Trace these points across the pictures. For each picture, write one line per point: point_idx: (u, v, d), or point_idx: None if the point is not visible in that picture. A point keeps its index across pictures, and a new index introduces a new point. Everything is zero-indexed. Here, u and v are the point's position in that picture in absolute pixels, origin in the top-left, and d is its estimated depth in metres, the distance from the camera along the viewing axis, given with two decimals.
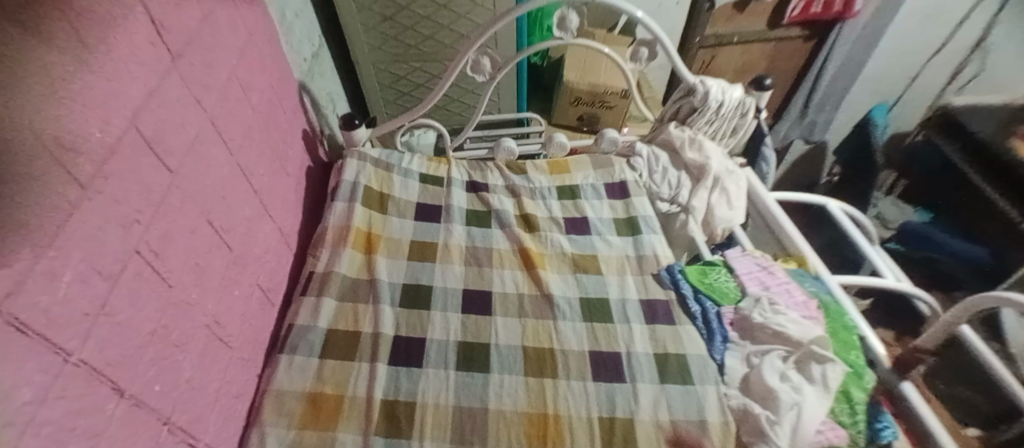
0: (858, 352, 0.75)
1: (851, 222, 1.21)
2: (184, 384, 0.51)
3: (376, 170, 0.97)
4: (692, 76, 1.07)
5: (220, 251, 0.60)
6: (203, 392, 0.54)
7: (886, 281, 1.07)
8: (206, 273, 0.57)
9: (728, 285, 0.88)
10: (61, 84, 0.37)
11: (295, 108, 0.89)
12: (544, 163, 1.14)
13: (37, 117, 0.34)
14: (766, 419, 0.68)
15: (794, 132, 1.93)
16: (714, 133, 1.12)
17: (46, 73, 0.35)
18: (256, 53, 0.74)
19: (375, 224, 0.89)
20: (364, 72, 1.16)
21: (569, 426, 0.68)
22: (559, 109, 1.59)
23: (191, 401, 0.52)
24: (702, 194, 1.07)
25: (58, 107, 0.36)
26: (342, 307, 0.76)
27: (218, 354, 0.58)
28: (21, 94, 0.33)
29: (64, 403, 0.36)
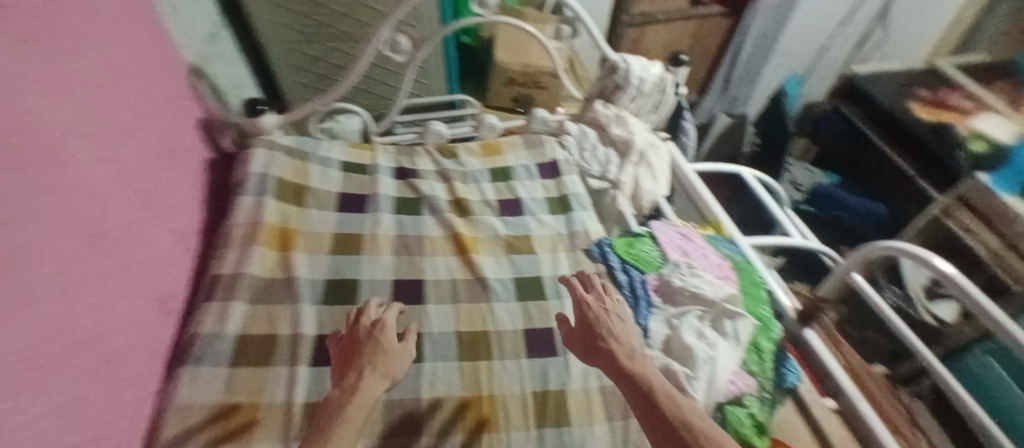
0: (765, 306, 0.87)
1: (762, 189, 1.29)
2: (60, 411, 0.44)
3: (289, 160, 0.91)
4: (614, 53, 1.11)
5: (92, 258, 0.54)
6: (83, 416, 0.48)
7: (795, 240, 1.16)
8: (75, 286, 0.50)
9: (651, 254, 0.94)
10: None
11: (186, 95, 0.82)
12: (476, 146, 1.12)
13: None
14: (685, 375, 0.74)
15: (716, 106, 2.07)
16: (637, 110, 1.15)
17: None
18: (131, 36, 0.66)
19: (290, 219, 0.83)
20: (275, 54, 1.09)
21: (503, 406, 0.70)
22: (492, 90, 1.57)
23: (70, 429, 0.46)
24: (630, 169, 1.11)
25: None
26: (255, 310, 0.70)
27: (99, 374, 0.52)
28: None
29: None
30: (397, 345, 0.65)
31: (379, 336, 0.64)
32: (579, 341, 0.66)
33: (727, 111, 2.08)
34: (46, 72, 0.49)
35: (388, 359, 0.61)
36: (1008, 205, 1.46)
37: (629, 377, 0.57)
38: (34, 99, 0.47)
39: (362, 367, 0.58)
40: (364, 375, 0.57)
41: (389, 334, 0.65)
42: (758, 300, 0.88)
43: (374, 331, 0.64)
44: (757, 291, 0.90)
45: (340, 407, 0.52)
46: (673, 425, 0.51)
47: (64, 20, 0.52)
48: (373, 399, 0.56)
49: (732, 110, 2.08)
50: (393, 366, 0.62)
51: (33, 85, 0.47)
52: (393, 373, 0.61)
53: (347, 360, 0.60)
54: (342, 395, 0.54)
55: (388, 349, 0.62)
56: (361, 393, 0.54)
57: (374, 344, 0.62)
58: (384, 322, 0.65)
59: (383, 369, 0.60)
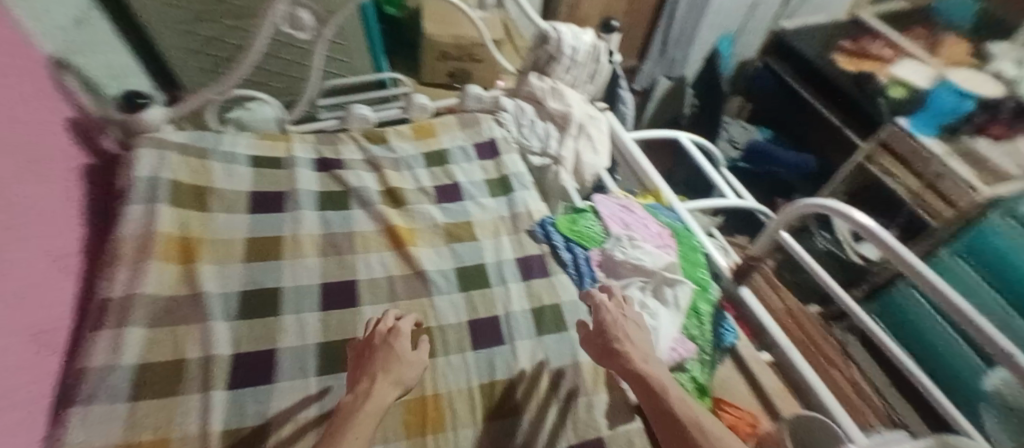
0: (703, 269, 0.89)
1: (699, 152, 1.30)
2: None
3: (185, 160, 0.82)
4: (544, 21, 1.05)
5: None
6: None
7: (731, 201, 1.19)
8: None
9: (594, 229, 0.92)
10: None
11: (48, 89, 0.70)
12: (407, 129, 1.05)
13: None
14: None
15: (657, 71, 2.04)
16: (574, 81, 1.12)
17: None
18: None
19: (193, 227, 0.75)
20: (163, 36, 0.96)
21: (448, 403, 0.68)
22: (424, 66, 1.48)
23: None
24: (570, 143, 1.08)
25: None
26: (157, 334, 0.64)
27: None
28: None
29: None
30: (412, 352, 0.63)
31: (395, 345, 0.62)
32: (594, 346, 0.66)
33: (667, 75, 2.06)
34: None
35: (400, 365, 0.60)
36: (928, 146, 1.48)
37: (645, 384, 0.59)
38: None
39: (374, 374, 0.58)
40: (370, 384, 0.56)
41: (403, 343, 0.63)
42: (696, 264, 0.89)
43: (390, 338, 0.63)
44: (696, 255, 0.92)
45: (351, 417, 0.52)
46: (686, 429, 0.53)
47: None
48: (383, 407, 0.55)
49: (672, 74, 2.06)
50: (406, 372, 0.60)
51: None
52: (408, 381, 0.60)
53: (363, 368, 0.60)
54: (355, 402, 0.55)
55: (400, 355, 0.61)
56: (372, 400, 0.55)
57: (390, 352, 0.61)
58: (398, 329, 0.63)
59: (394, 375, 0.58)
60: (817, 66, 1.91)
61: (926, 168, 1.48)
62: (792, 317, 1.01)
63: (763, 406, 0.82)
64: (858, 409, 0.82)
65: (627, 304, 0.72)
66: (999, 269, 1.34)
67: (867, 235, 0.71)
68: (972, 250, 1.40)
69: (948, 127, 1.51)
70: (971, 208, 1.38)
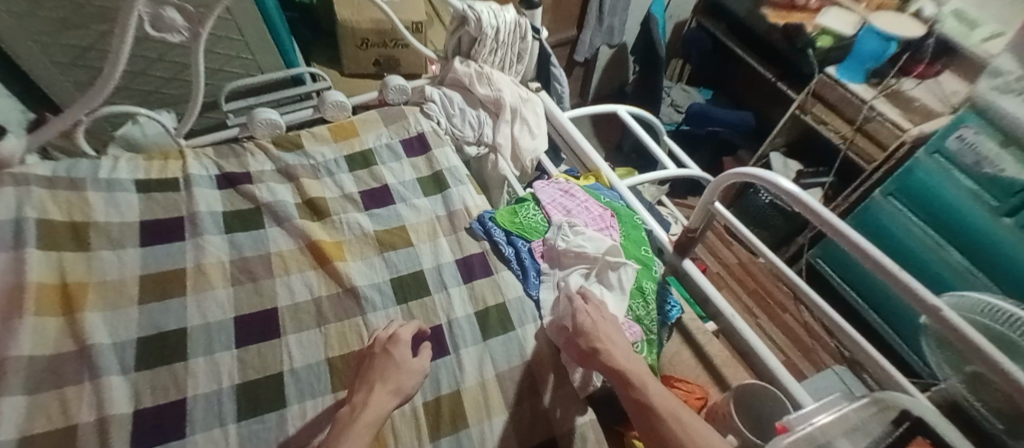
0: (646, 246, 0.86)
1: (639, 124, 1.27)
2: None
3: (57, 194, 0.71)
4: (459, 1, 0.97)
5: None
6: None
7: (672, 171, 1.18)
8: None
9: (536, 219, 0.89)
10: None
11: None
12: (325, 130, 0.97)
13: None
14: None
15: (597, 40, 1.96)
16: (501, 63, 1.06)
17: None
18: None
19: (72, 270, 0.66)
20: (17, 53, 0.82)
21: (390, 428, 0.64)
22: (345, 55, 1.37)
23: None
24: (504, 128, 1.03)
25: None
26: (38, 400, 0.55)
27: None
28: None
29: None
30: (415, 359, 0.62)
31: (397, 356, 0.60)
32: (575, 350, 0.65)
33: (607, 43, 2.01)
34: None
35: (398, 373, 0.59)
36: (856, 92, 1.53)
37: (623, 378, 0.58)
38: None
39: (373, 384, 0.57)
40: (373, 390, 0.56)
41: (405, 353, 0.61)
42: (639, 243, 0.87)
43: (390, 349, 0.61)
44: (639, 233, 0.90)
45: (349, 425, 0.52)
46: (663, 417, 0.52)
47: None
48: (382, 416, 0.54)
49: (611, 42, 2.02)
50: (405, 380, 0.59)
51: None
52: (406, 390, 0.58)
53: (373, 376, 0.58)
54: (352, 412, 0.54)
55: (399, 363, 0.59)
56: (370, 409, 0.54)
57: (391, 360, 0.60)
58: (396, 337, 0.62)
59: (393, 384, 0.58)
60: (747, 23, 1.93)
61: (856, 113, 1.53)
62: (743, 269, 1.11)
63: (711, 378, 0.83)
64: (812, 350, 0.85)
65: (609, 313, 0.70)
66: (928, 203, 1.38)
67: (801, 207, 0.68)
68: (905, 189, 1.42)
69: (874, 71, 1.53)
70: (898, 147, 1.43)
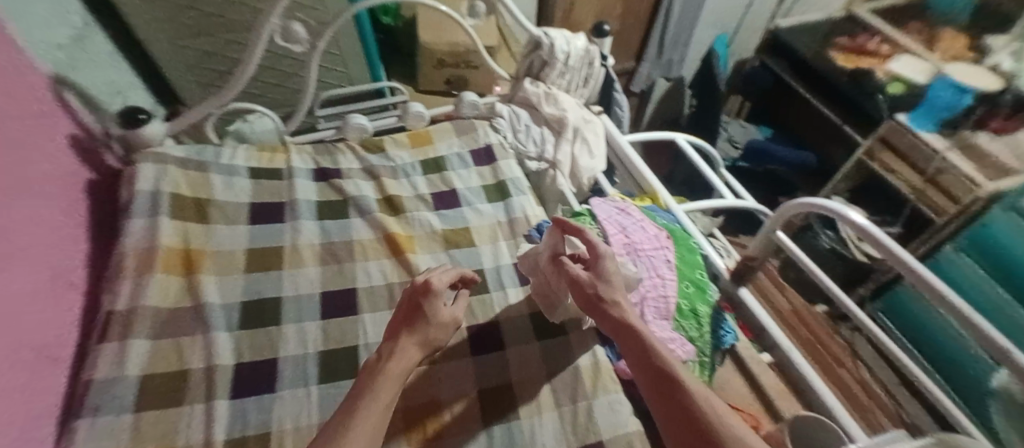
0: (700, 270, 0.87)
1: (697, 153, 1.30)
2: None
3: (184, 173, 0.83)
4: (536, 28, 1.06)
5: None
6: None
7: (729, 201, 1.19)
8: None
9: (592, 233, 0.90)
10: None
11: (46, 103, 0.68)
12: (404, 136, 1.07)
13: None
14: None
15: (654, 72, 2.01)
16: (568, 86, 1.13)
17: None
18: None
19: (195, 240, 0.76)
20: (160, 54, 0.97)
21: (449, 409, 0.69)
22: (421, 73, 1.49)
23: None
24: (565, 147, 1.09)
25: None
26: (160, 345, 0.63)
27: None
28: None
29: None
30: (445, 310, 0.64)
31: (430, 308, 0.62)
32: (582, 295, 0.68)
33: (664, 75, 2.05)
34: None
35: (428, 326, 0.61)
36: (928, 142, 1.46)
37: (639, 338, 0.59)
38: None
39: (398, 335, 0.60)
40: (400, 340, 0.60)
41: (440, 302, 0.63)
42: (694, 266, 0.87)
43: (425, 299, 0.63)
44: (694, 256, 0.90)
45: (381, 370, 0.56)
46: (685, 390, 0.52)
47: None
48: (407, 368, 0.57)
49: (669, 74, 2.06)
50: (433, 333, 0.62)
51: None
52: (436, 343, 0.62)
53: (404, 323, 0.62)
54: (379, 361, 0.57)
55: (431, 315, 0.62)
56: (398, 358, 0.57)
57: (422, 309, 0.62)
58: (434, 287, 0.63)
59: (420, 337, 0.60)
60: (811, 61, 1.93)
61: (927, 163, 1.47)
62: (798, 317, 0.97)
63: (763, 407, 0.81)
64: (867, 409, 0.79)
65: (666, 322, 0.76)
66: (995, 257, 1.34)
67: (880, 249, 0.68)
68: (976, 243, 1.39)
69: (946, 122, 1.49)
70: (973, 201, 1.38)
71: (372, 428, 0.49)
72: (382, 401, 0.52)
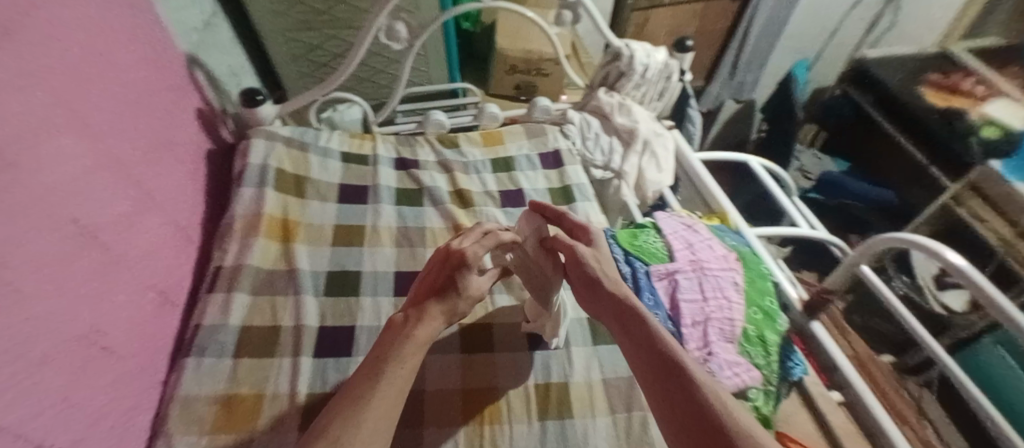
0: (771, 298, 0.83)
1: (771, 178, 1.25)
2: (31, 393, 0.39)
3: (287, 151, 0.91)
4: (617, 39, 1.07)
5: (66, 245, 0.46)
6: (47, 401, 0.41)
7: (802, 230, 1.13)
8: (48, 266, 0.43)
9: (656, 246, 0.89)
10: None
11: (184, 80, 0.78)
12: (477, 135, 1.11)
13: None
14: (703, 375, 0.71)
15: (724, 92, 1.98)
16: (642, 98, 1.14)
17: None
18: (121, 17, 0.61)
19: (291, 210, 0.84)
20: (272, 44, 1.07)
21: (504, 399, 0.70)
22: (494, 78, 1.54)
23: (31, 419, 0.39)
24: (633, 158, 1.10)
25: None
26: (257, 301, 0.69)
27: (69, 352, 0.44)
28: None
29: None
30: (477, 283, 0.59)
31: (462, 278, 0.57)
32: (580, 274, 0.63)
33: (735, 97, 2.00)
34: (24, 42, 0.44)
35: (458, 296, 0.57)
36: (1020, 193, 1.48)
37: (644, 323, 0.53)
38: (20, 93, 0.43)
39: (425, 303, 0.56)
40: (427, 308, 0.55)
41: (473, 272, 0.58)
42: (763, 292, 0.84)
43: (458, 269, 0.57)
44: (765, 283, 0.87)
45: (406, 334, 0.53)
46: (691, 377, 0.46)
47: (54, 26, 0.48)
48: (433, 335, 0.54)
49: (740, 96, 2.00)
50: (462, 303, 0.58)
51: (22, 81, 0.43)
52: (460, 315, 0.58)
53: (430, 293, 0.58)
54: (405, 323, 0.54)
55: (464, 286, 0.57)
56: (422, 325, 0.54)
57: (454, 280, 0.57)
58: (469, 258, 0.58)
59: (449, 306, 0.57)
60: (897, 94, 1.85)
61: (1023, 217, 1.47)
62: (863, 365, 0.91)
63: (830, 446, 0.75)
64: None
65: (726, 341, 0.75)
66: None
67: (984, 301, 0.65)
68: None
69: None
70: None
71: (393, 399, 0.47)
72: (407, 368, 0.49)
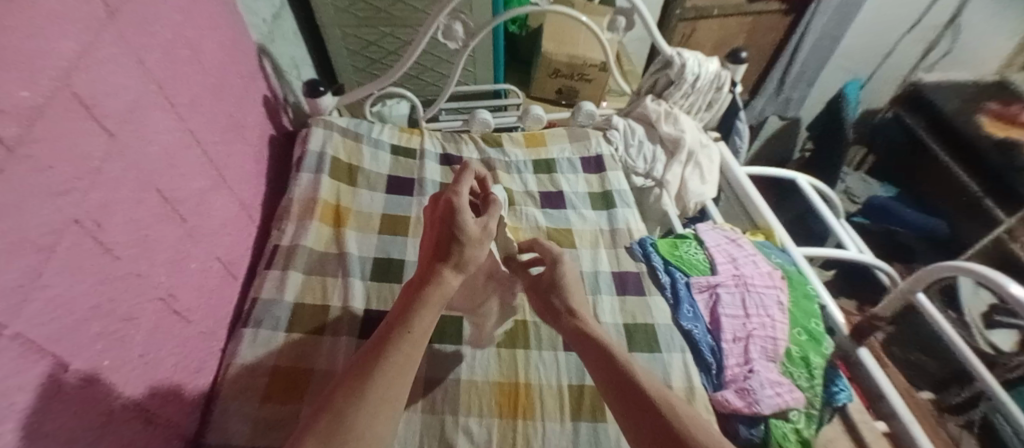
0: (817, 320, 0.81)
1: (819, 197, 1.22)
2: (116, 347, 0.43)
3: (343, 140, 0.95)
4: (669, 47, 1.05)
5: (151, 214, 0.49)
6: (128, 354, 0.45)
7: (848, 253, 1.08)
8: (135, 231, 0.46)
9: (697, 257, 0.88)
10: None
11: (254, 69, 0.82)
12: (520, 136, 1.12)
13: None
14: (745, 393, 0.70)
15: (769, 108, 1.91)
16: (690, 107, 1.12)
17: None
18: (205, 6, 0.65)
19: (343, 197, 0.87)
20: (331, 38, 1.12)
21: (539, 394, 0.70)
22: (537, 81, 1.56)
23: (111, 372, 0.42)
24: (676, 168, 1.08)
25: (27, 121, 0.34)
26: (310, 280, 0.72)
27: (148, 313, 0.48)
28: None
29: None
30: (479, 229, 0.54)
31: (457, 226, 0.53)
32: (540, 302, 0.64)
33: (780, 114, 1.94)
34: (126, 25, 0.48)
35: (464, 246, 0.53)
36: None
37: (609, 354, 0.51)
38: (122, 70, 0.47)
39: (430, 262, 0.53)
40: (433, 267, 0.52)
41: (467, 216, 0.53)
42: (809, 314, 0.82)
43: (450, 219, 0.53)
44: (810, 304, 0.84)
45: (415, 299, 0.49)
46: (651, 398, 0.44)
47: (149, 10, 0.52)
48: (445, 299, 0.50)
49: (785, 114, 1.94)
50: (471, 252, 0.53)
51: (123, 60, 0.47)
52: (471, 264, 0.53)
53: (437, 255, 0.53)
54: (413, 289, 0.51)
55: (463, 232, 0.52)
56: (433, 287, 0.50)
57: (453, 233, 0.52)
58: (456, 203, 0.53)
59: (455, 259, 0.52)
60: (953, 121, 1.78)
61: None
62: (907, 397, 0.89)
63: None
64: None
65: (764, 359, 0.74)
66: None
67: None
68: None
69: None
70: None
71: (400, 367, 0.43)
72: (415, 334, 0.45)
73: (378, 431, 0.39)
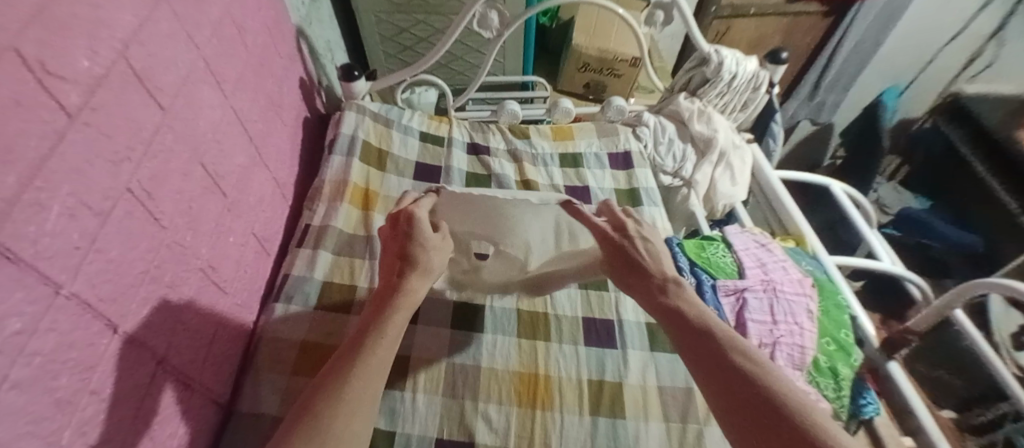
0: (847, 330, 0.79)
1: (852, 204, 1.18)
2: (160, 313, 0.44)
3: (375, 125, 0.96)
4: (706, 44, 1.03)
5: (196, 187, 0.51)
6: (171, 321, 0.46)
7: (879, 264, 1.05)
8: (181, 202, 0.48)
9: (725, 260, 0.86)
10: (55, 11, 0.32)
11: (292, 52, 0.83)
12: (547, 128, 1.11)
13: (41, 49, 0.30)
14: None
15: (801, 112, 1.85)
16: (724, 106, 1.10)
17: (53, 12, 0.31)
18: None
19: (373, 181, 0.88)
20: (365, 22, 1.12)
21: (559, 388, 0.70)
22: (565, 74, 1.54)
23: (156, 337, 0.44)
24: (706, 168, 1.06)
25: (87, 90, 0.35)
26: (338, 261, 0.74)
27: (189, 283, 0.49)
28: (19, 16, 0.28)
29: (39, 360, 0.31)
30: (438, 237, 0.55)
31: (417, 235, 0.54)
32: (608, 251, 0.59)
33: (812, 119, 1.87)
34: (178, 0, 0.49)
35: (426, 252, 0.53)
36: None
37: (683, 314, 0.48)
38: (173, 45, 0.48)
39: (398, 267, 0.52)
40: (402, 270, 0.51)
41: (427, 228, 0.55)
42: (840, 324, 0.80)
43: (410, 227, 0.54)
44: (840, 314, 0.82)
45: (387, 303, 0.48)
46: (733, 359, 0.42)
47: None
48: (416, 303, 0.49)
49: (818, 118, 1.87)
50: (433, 260, 0.53)
51: (175, 35, 0.48)
52: (436, 271, 0.53)
53: (398, 264, 0.52)
54: (386, 292, 0.50)
55: (424, 241, 0.53)
56: (403, 292, 0.49)
57: (412, 241, 0.53)
58: (416, 216, 0.55)
59: (422, 265, 0.52)
60: (992, 132, 1.70)
61: None
62: None
63: None
64: None
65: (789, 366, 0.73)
66: None
67: None
68: None
69: None
70: None
71: (375, 369, 0.42)
72: (388, 338, 0.44)
73: (357, 430, 0.39)
